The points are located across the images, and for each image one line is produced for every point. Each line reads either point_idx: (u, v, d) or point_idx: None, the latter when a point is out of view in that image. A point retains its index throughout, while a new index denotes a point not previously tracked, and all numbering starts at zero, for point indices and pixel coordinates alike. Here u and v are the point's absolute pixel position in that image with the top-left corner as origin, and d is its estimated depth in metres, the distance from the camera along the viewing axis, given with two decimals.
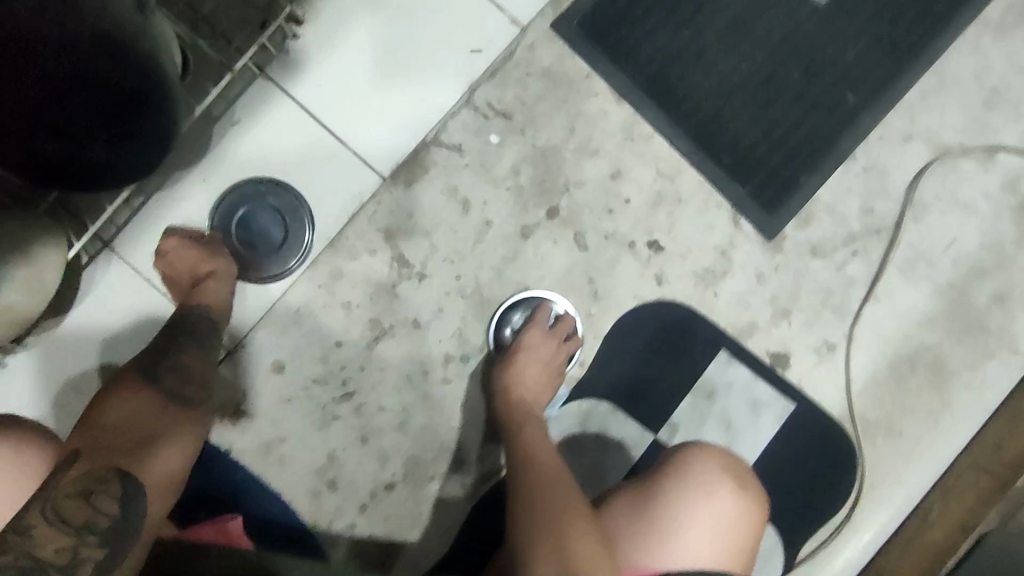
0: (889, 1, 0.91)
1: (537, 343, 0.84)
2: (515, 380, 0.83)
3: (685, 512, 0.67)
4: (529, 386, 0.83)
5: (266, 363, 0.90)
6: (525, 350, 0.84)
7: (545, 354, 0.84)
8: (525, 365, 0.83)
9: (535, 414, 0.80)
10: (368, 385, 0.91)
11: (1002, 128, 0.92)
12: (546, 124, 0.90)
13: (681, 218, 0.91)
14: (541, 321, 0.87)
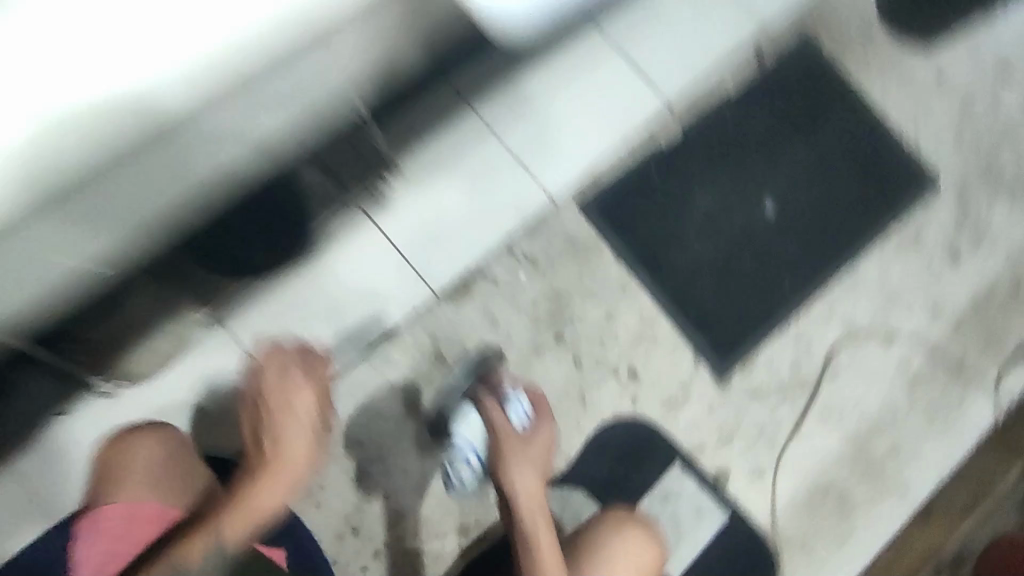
0: (819, 219, 1.25)
1: (543, 433, 1.10)
2: (529, 468, 1.05)
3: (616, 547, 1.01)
4: (531, 462, 1.06)
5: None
6: (534, 439, 1.09)
7: (547, 441, 1.10)
8: (530, 448, 1.08)
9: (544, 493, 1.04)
10: (398, 454, 1.15)
11: (898, 321, 1.24)
12: (563, 272, 1.21)
13: (656, 355, 1.20)
14: (543, 415, 1.11)
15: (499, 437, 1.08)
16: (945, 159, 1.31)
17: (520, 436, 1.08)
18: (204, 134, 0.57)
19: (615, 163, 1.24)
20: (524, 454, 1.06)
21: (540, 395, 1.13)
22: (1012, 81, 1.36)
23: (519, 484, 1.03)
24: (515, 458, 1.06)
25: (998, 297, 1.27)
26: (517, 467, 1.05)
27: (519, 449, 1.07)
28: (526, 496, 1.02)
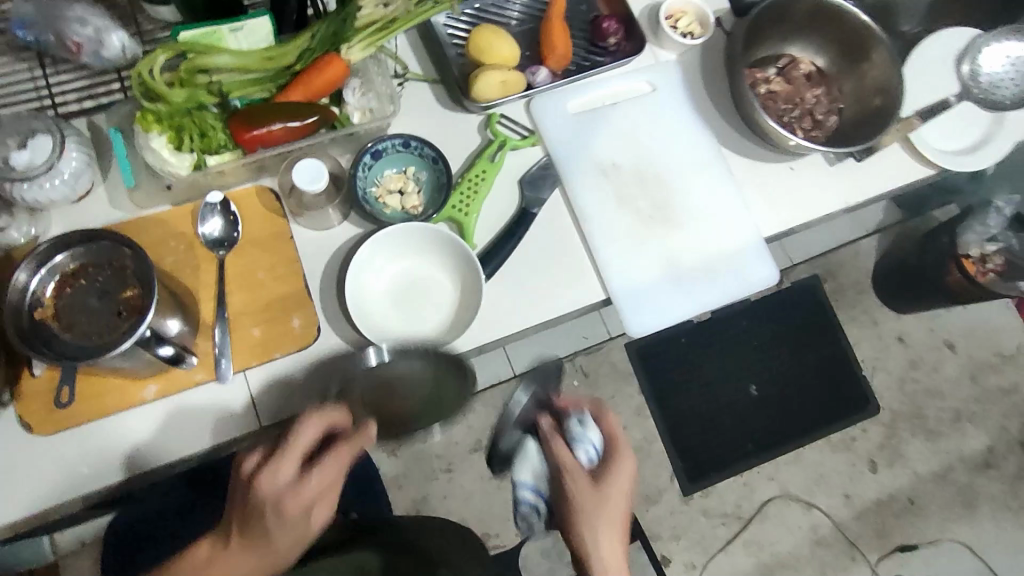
0: (783, 409, 1.79)
1: (622, 480, 0.86)
2: (608, 535, 0.83)
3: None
4: (615, 523, 0.84)
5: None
6: (612, 494, 0.85)
7: (623, 489, 0.86)
8: (607, 513, 0.83)
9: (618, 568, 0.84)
10: (458, 472, 1.64)
11: (818, 496, 1.75)
12: (602, 387, 1.73)
13: (647, 463, 1.71)
14: (621, 461, 0.87)
15: (574, 487, 0.85)
16: (886, 395, 1.84)
17: (593, 485, 0.85)
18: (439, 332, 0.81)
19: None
20: (599, 517, 0.83)
21: (612, 421, 0.91)
22: (955, 355, 1.89)
23: (599, 559, 0.82)
24: (603, 519, 0.83)
25: (895, 503, 1.78)
26: (604, 538, 0.83)
27: (602, 506, 0.83)
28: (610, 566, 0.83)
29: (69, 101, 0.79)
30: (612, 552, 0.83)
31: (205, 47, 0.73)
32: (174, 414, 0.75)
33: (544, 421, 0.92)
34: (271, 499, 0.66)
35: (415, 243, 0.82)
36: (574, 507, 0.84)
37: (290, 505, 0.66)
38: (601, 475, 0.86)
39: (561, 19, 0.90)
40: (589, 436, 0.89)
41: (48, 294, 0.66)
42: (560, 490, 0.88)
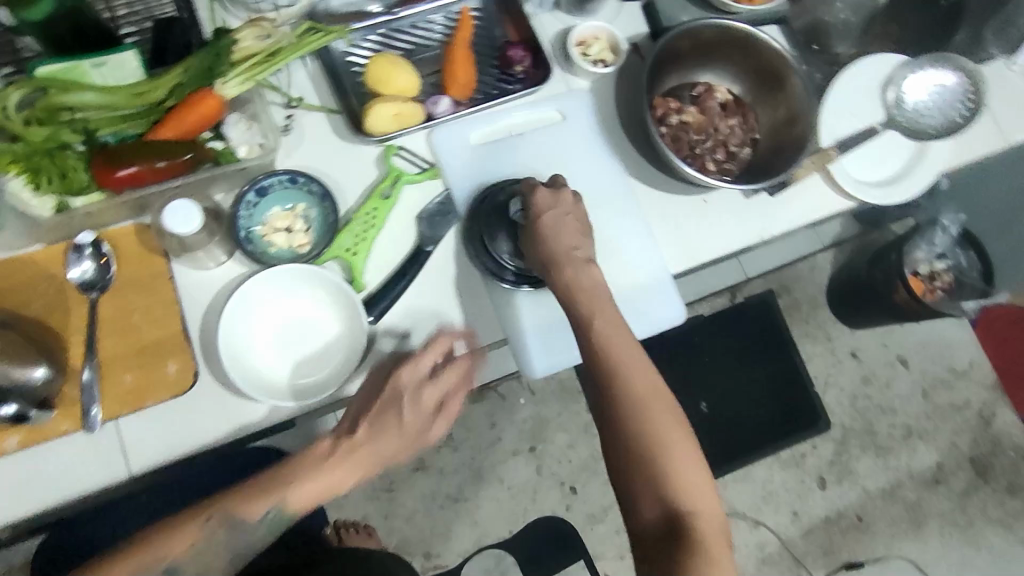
0: (731, 427, 1.77)
1: (569, 206, 0.79)
2: (586, 267, 0.77)
3: (611, 342, 0.74)
4: (573, 249, 0.77)
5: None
6: (564, 228, 0.78)
7: (568, 206, 0.79)
8: (565, 247, 0.77)
9: (598, 290, 0.77)
10: (399, 493, 1.61)
11: (764, 514, 1.74)
12: (549, 405, 1.71)
13: (592, 481, 1.69)
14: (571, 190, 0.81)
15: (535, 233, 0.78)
16: (837, 411, 1.82)
17: (522, 225, 0.81)
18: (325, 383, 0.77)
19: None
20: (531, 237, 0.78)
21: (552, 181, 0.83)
22: (908, 371, 1.88)
23: (575, 291, 0.76)
24: (552, 248, 0.77)
25: (843, 519, 1.77)
26: (567, 270, 0.77)
27: (534, 235, 0.78)
28: (583, 295, 0.76)
29: None
30: (586, 276, 0.77)
31: (66, 85, 0.69)
32: (42, 465, 0.72)
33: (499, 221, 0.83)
34: (375, 453, 0.71)
35: (294, 284, 0.79)
36: (538, 247, 0.78)
37: (389, 446, 0.72)
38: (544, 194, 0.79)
39: (466, 47, 0.87)
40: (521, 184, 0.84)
41: None
42: (531, 259, 0.79)
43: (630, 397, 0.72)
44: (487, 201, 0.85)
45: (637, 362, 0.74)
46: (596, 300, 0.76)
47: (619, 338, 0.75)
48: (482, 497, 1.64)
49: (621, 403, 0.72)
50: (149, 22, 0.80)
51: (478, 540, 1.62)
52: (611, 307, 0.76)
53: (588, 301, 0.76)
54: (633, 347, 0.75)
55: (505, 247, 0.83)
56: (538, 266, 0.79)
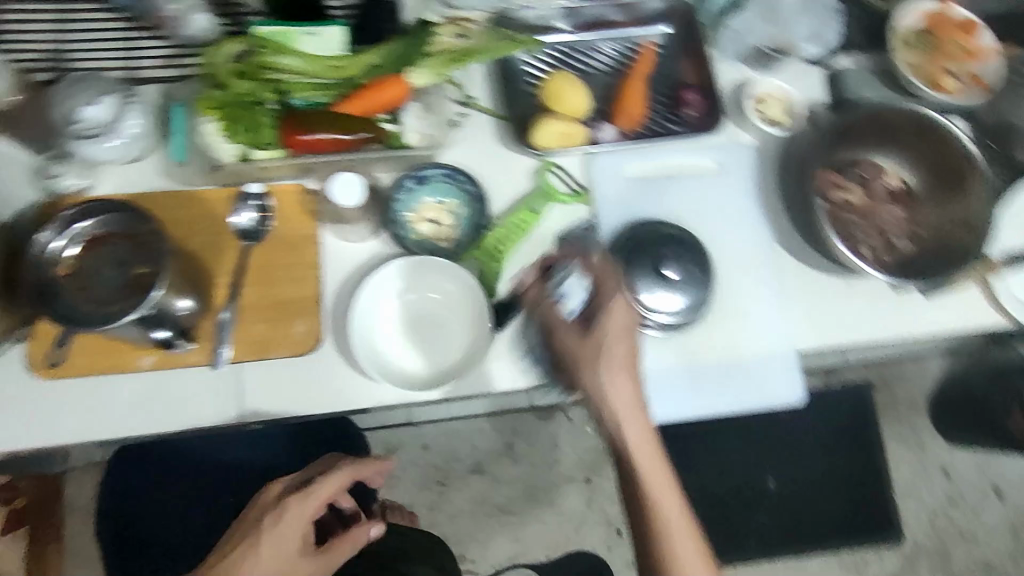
0: (796, 512, 1.68)
1: (617, 319, 0.75)
2: (612, 372, 0.73)
3: (643, 469, 0.73)
4: (614, 354, 0.74)
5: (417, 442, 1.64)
6: (605, 321, 0.74)
7: (626, 321, 0.75)
8: (590, 348, 0.74)
9: (637, 389, 0.74)
10: (450, 489, 1.63)
11: None
12: None
13: None
14: (603, 284, 0.77)
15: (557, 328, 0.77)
16: (913, 526, 1.71)
17: (582, 328, 0.76)
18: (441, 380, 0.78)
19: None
20: (592, 359, 0.74)
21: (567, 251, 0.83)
22: (1001, 503, 1.74)
23: (608, 400, 0.73)
24: (602, 355, 0.74)
25: None
26: (594, 370, 0.74)
27: (594, 344, 0.74)
28: (621, 409, 0.74)
29: (144, 66, 0.80)
30: (617, 394, 0.73)
31: (277, 46, 0.74)
32: (166, 388, 0.76)
33: (643, 265, 0.85)
34: (275, 555, 0.71)
35: (431, 277, 0.81)
36: (591, 373, 0.74)
37: (292, 539, 0.72)
38: (554, 325, 0.77)
39: (639, 83, 0.89)
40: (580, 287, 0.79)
41: (69, 255, 0.67)
42: (580, 382, 0.75)
43: (664, 529, 0.73)
44: (642, 244, 0.86)
45: (670, 489, 0.74)
46: (625, 411, 0.74)
47: (649, 461, 0.73)
48: (528, 515, 1.63)
49: (655, 531, 0.73)
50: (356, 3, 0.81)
51: (514, 556, 1.61)
52: (641, 411, 0.74)
53: (625, 425, 0.74)
54: (661, 464, 0.74)
55: (642, 292, 0.84)
56: (569, 360, 0.76)
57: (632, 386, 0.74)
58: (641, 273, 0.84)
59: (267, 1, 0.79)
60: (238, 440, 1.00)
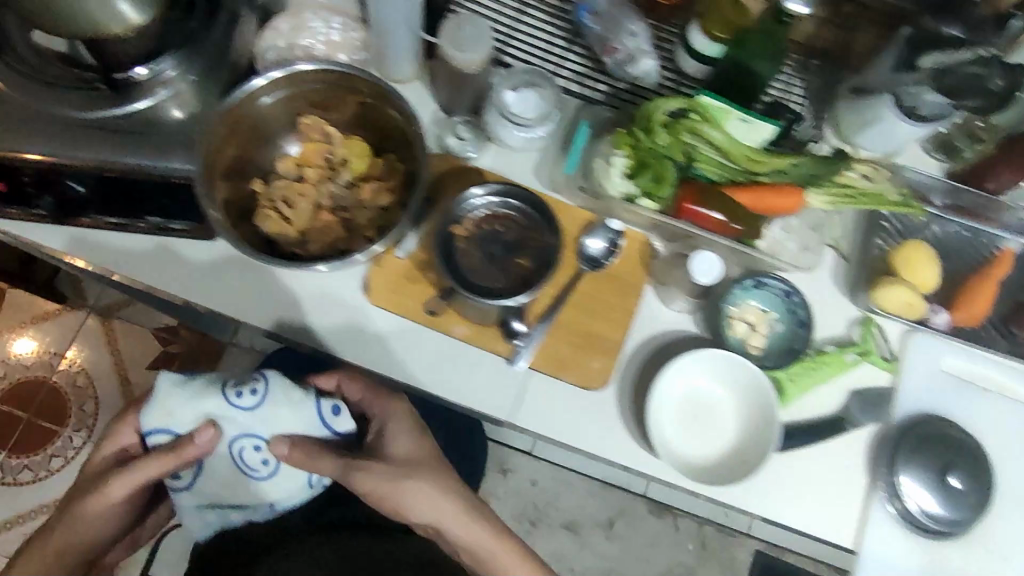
0: None
1: (399, 438, 0.84)
2: (422, 483, 0.83)
3: (440, 522, 0.84)
4: (384, 469, 0.81)
5: (527, 474, 1.64)
6: (394, 448, 0.83)
7: (389, 416, 0.84)
8: (400, 469, 0.82)
9: (420, 497, 0.83)
10: (536, 532, 1.61)
11: None
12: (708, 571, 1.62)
13: None
14: (380, 407, 0.84)
15: (139, 465, 0.77)
16: None
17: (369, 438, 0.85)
18: (704, 476, 0.78)
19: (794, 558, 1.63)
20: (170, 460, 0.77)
21: (326, 377, 0.84)
22: None
23: (415, 507, 0.82)
24: (371, 475, 0.80)
25: None
26: (397, 489, 0.82)
27: (360, 476, 0.80)
28: (410, 503, 0.82)
29: (570, 77, 0.87)
30: (423, 497, 0.82)
31: (709, 118, 0.78)
32: (466, 362, 0.80)
33: (924, 457, 0.81)
34: (87, 475, 0.81)
35: (726, 373, 0.79)
36: (376, 476, 0.81)
37: (100, 458, 0.82)
38: (351, 468, 0.80)
39: (994, 285, 0.86)
40: (181, 422, 0.78)
41: (471, 219, 0.72)
42: (362, 486, 0.81)
43: (467, 542, 0.85)
44: (931, 439, 0.82)
45: (458, 516, 0.84)
46: (413, 506, 0.82)
47: (452, 519, 0.84)
48: None
49: (470, 550, 0.85)
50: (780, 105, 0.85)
51: None
52: (432, 481, 0.83)
53: (410, 508, 0.83)
54: (452, 505, 0.84)
55: (909, 483, 0.80)
56: (346, 473, 0.80)
57: (398, 418, 0.84)
58: (919, 463, 0.81)
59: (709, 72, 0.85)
60: (437, 414, 1.04)
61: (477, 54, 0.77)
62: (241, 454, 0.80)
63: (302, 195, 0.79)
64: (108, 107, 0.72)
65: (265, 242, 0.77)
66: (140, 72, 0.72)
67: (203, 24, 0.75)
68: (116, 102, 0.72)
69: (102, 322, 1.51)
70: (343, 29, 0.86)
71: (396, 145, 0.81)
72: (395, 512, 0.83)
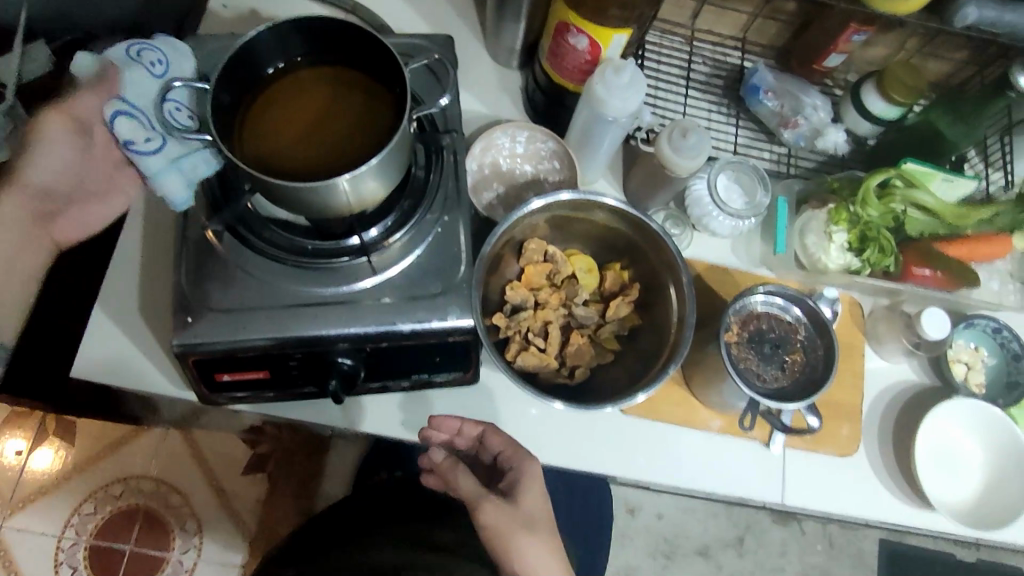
0: None
1: (532, 493, 0.71)
2: (541, 538, 0.69)
3: None
4: (508, 505, 0.69)
5: (652, 508, 1.46)
6: (523, 494, 0.70)
7: (515, 448, 0.74)
8: (525, 518, 0.69)
9: (527, 539, 0.68)
10: (675, 566, 1.43)
11: None
12: None
13: None
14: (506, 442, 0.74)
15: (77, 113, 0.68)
16: None
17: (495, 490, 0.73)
18: (965, 519, 0.82)
19: (940, 543, 1.48)
20: None
21: (450, 421, 0.75)
22: None
23: (526, 564, 0.67)
24: (488, 513, 0.68)
25: None
26: (518, 535, 0.68)
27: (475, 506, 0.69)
28: (503, 552, 0.67)
29: (751, 154, 0.92)
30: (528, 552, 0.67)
31: (916, 182, 0.84)
32: (725, 455, 0.82)
33: None
34: None
35: (981, 427, 0.84)
36: (485, 517, 0.69)
37: None
38: (478, 496, 0.69)
39: None
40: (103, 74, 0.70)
41: (736, 322, 0.76)
42: (485, 524, 0.68)
43: None
44: None
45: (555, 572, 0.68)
46: (511, 541, 0.67)
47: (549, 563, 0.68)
48: None
49: None
50: (959, 157, 0.90)
51: None
52: (545, 526, 0.70)
53: (509, 549, 0.67)
54: (549, 545, 0.69)
55: None
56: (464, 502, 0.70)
57: (519, 466, 0.72)
58: None
59: (887, 134, 0.91)
60: (590, 500, 1.15)
61: (699, 160, 0.78)
62: (147, 67, 0.70)
63: (549, 322, 0.80)
64: (360, 279, 0.71)
65: (527, 377, 0.77)
66: (376, 232, 0.70)
67: (426, 168, 0.74)
68: (370, 271, 0.71)
69: (231, 439, 1.41)
70: (528, 140, 0.87)
71: (619, 253, 0.83)
72: (494, 548, 0.68)
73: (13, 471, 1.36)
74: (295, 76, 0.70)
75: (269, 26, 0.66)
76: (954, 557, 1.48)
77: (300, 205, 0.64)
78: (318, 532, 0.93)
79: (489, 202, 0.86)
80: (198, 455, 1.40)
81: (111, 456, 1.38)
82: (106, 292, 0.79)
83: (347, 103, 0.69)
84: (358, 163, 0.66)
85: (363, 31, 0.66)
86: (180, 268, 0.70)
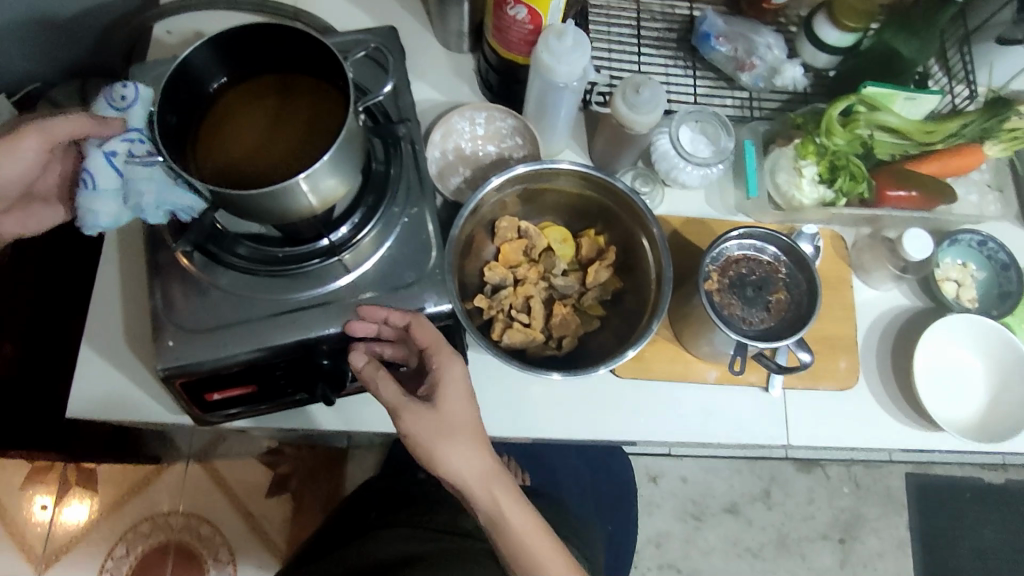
0: None
1: (451, 390, 0.66)
2: (463, 439, 0.65)
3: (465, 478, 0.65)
4: (425, 409, 0.64)
5: (675, 472, 1.45)
6: (441, 395, 0.65)
7: (434, 342, 0.66)
8: (445, 423, 0.65)
9: (447, 443, 0.64)
10: (705, 527, 1.43)
11: None
12: None
13: None
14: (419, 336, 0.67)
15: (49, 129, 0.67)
16: None
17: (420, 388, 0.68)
18: (971, 434, 0.81)
19: (967, 469, 1.48)
20: None
21: (377, 310, 0.68)
22: None
23: (450, 466, 0.65)
24: (406, 420, 0.64)
25: None
26: (437, 441, 0.64)
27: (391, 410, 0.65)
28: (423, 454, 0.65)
29: (713, 103, 0.92)
30: (455, 460, 0.64)
31: (878, 105, 0.83)
32: (724, 404, 0.82)
33: None
34: None
35: (979, 341, 0.84)
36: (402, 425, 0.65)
37: None
38: (398, 402, 0.64)
39: None
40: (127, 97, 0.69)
41: (715, 270, 0.75)
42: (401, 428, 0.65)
43: (484, 485, 0.66)
44: None
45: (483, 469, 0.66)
46: (428, 445, 0.64)
47: (475, 461, 0.65)
48: None
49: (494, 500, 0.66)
50: (921, 75, 0.89)
51: None
52: (464, 423, 0.66)
53: (433, 457, 0.64)
54: (475, 444, 0.66)
55: None
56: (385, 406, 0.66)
57: (440, 364, 0.66)
58: None
59: (844, 63, 0.90)
60: (608, 472, 1.15)
61: (657, 112, 0.78)
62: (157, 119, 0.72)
63: (530, 297, 0.80)
64: (333, 278, 0.71)
65: (515, 353, 0.77)
66: (343, 231, 0.70)
67: (385, 161, 0.74)
68: (343, 270, 0.71)
69: (249, 463, 1.41)
70: (486, 121, 0.87)
71: (592, 220, 0.83)
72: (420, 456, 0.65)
73: (42, 527, 1.37)
74: (242, 87, 0.71)
75: (205, 41, 0.66)
76: (983, 480, 1.47)
77: (262, 213, 0.64)
78: (334, 529, 0.95)
79: (457, 186, 0.86)
80: (220, 484, 1.40)
81: (137, 498, 1.39)
82: (92, 331, 0.79)
83: (295, 108, 0.69)
84: (312, 163, 0.66)
85: (300, 32, 0.66)
86: (154, 294, 0.70)
